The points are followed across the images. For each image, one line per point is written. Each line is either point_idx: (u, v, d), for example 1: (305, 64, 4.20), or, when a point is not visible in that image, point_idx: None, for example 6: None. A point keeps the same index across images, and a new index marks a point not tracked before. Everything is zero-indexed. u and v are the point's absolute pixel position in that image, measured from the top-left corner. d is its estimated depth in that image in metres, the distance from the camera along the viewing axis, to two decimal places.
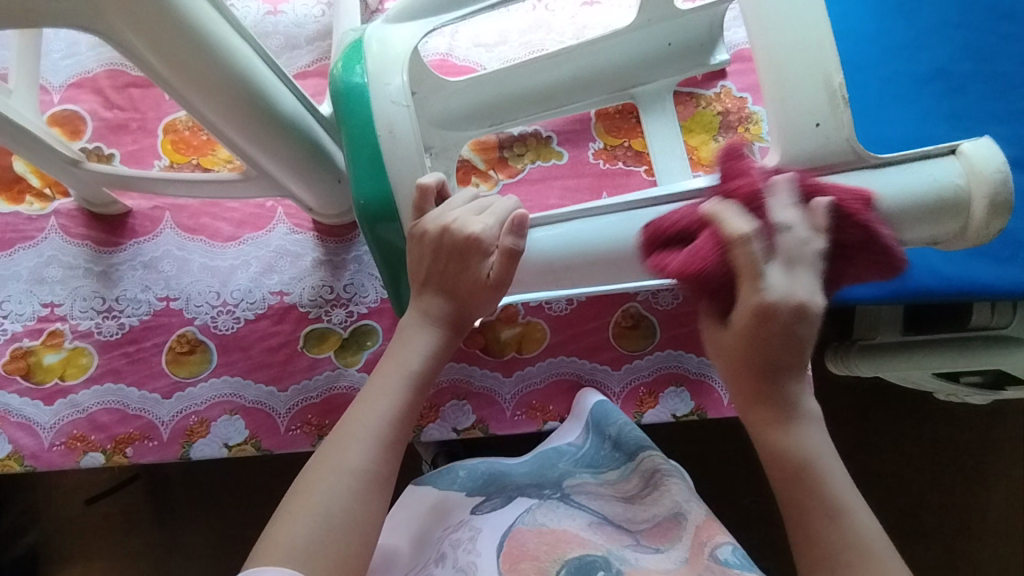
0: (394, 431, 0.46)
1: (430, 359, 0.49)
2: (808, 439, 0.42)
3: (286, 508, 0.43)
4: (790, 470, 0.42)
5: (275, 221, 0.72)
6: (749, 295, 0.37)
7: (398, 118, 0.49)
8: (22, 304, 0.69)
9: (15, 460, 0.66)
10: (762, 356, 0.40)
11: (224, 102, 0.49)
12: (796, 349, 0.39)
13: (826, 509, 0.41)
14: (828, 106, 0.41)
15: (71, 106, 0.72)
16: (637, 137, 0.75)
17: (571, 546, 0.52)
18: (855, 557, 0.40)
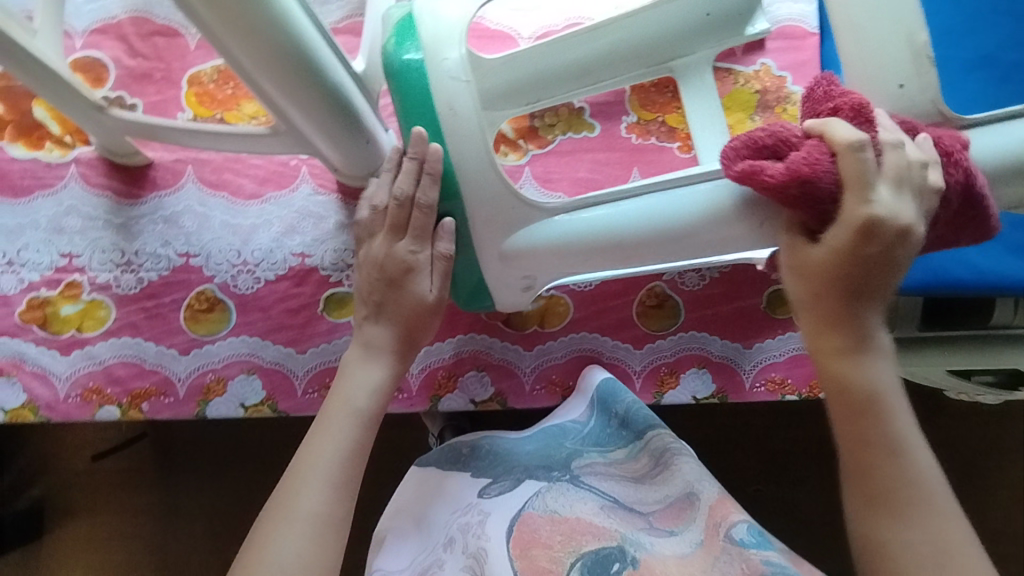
0: (347, 469, 0.48)
1: (375, 394, 0.52)
2: (883, 375, 0.42)
3: (246, 559, 0.45)
4: (860, 402, 0.42)
5: (298, 181, 0.70)
6: (854, 209, 0.38)
7: (458, 95, 0.46)
8: (40, 253, 0.68)
9: (30, 410, 0.65)
10: (850, 273, 0.39)
11: (262, 51, 0.47)
12: (885, 265, 0.39)
13: (880, 440, 0.41)
14: (912, 64, 0.40)
15: (94, 52, 0.70)
16: (672, 112, 0.73)
17: (585, 538, 0.52)
18: (899, 495, 0.41)
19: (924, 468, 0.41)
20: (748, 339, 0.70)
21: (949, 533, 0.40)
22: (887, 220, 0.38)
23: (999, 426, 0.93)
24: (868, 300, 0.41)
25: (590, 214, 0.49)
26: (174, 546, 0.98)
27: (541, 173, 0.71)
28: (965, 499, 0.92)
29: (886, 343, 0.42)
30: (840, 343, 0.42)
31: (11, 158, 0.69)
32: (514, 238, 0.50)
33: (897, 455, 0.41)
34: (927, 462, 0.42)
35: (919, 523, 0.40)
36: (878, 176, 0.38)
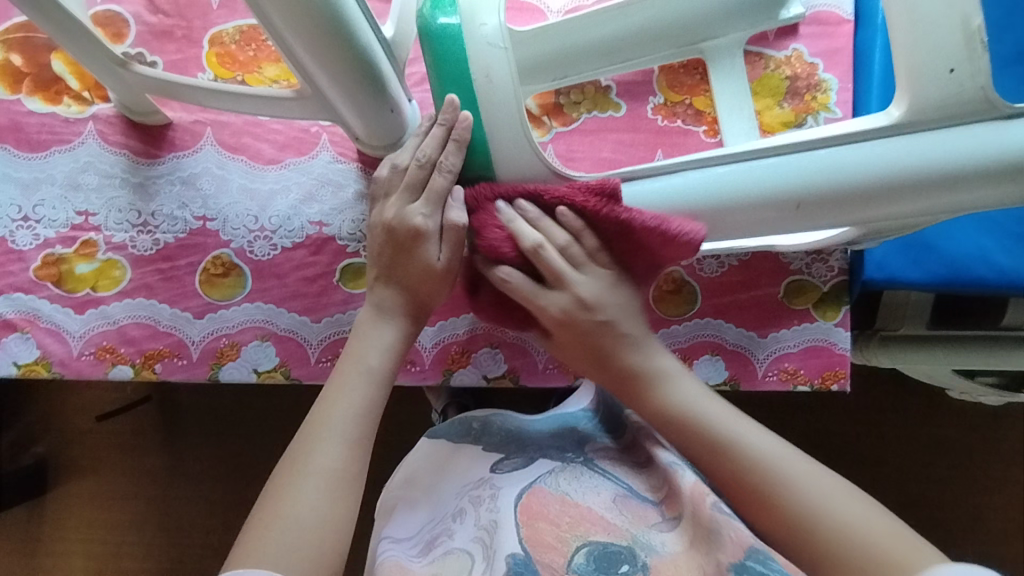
0: (360, 427, 0.48)
1: (388, 353, 0.52)
2: (670, 395, 0.51)
3: (259, 516, 0.44)
4: (709, 446, 0.49)
5: (318, 148, 0.69)
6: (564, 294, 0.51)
7: (495, 63, 0.45)
8: (55, 210, 0.67)
9: (43, 366, 0.65)
10: (585, 341, 0.52)
11: (294, 9, 0.46)
12: (602, 333, 0.52)
13: (753, 475, 0.47)
14: (964, 49, 0.39)
15: (114, 7, 0.69)
16: (700, 95, 0.72)
17: (594, 528, 0.49)
18: (803, 523, 0.45)
19: (801, 476, 0.46)
20: (764, 328, 0.70)
21: (861, 530, 0.43)
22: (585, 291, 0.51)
23: (1001, 426, 0.94)
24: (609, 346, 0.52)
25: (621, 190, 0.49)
26: (176, 507, 0.99)
27: (564, 151, 0.70)
28: (964, 496, 0.93)
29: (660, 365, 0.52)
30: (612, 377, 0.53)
31: (28, 111, 0.68)
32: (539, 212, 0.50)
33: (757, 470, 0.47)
34: (800, 477, 0.46)
35: (837, 543, 0.43)
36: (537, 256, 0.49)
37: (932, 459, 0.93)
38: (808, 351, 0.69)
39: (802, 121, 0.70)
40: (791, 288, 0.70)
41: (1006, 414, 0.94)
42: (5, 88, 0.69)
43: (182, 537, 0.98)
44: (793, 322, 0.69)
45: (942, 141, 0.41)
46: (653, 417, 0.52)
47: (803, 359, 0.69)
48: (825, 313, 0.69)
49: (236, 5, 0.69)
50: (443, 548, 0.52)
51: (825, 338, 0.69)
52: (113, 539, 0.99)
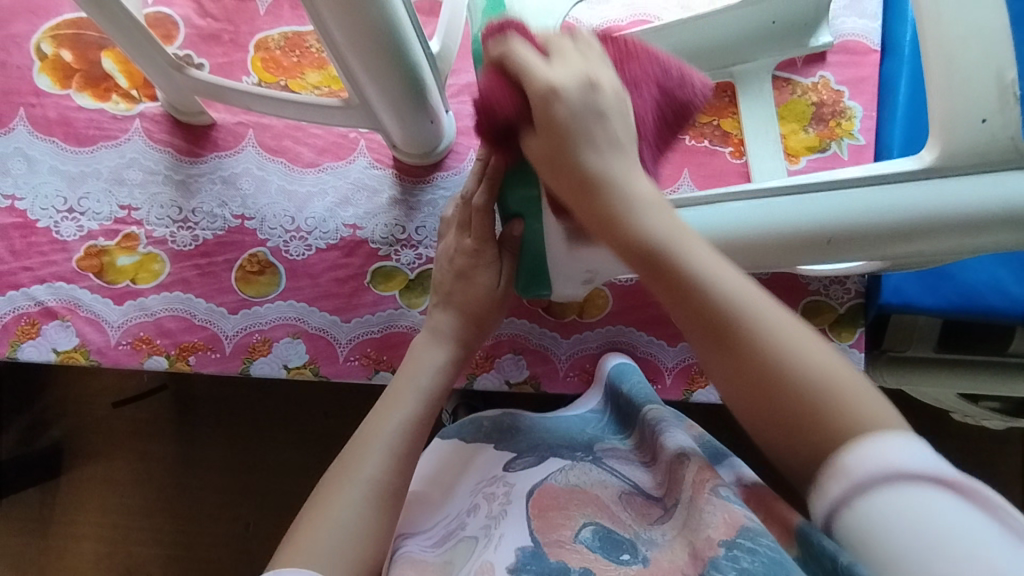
0: (407, 444, 0.50)
1: (438, 375, 0.55)
2: (651, 223, 0.38)
3: (305, 518, 0.46)
4: (675, 277, 0.37)
5: (356, 153, 0.72)
6: (536, 79, 0.40)
7: None
8: (100, 203, 0.69)
9: (81, 353, 0.67)
10: (560, 125, 0.40)
11: (355, 25, 0.48)
12: (582, 114, 0.40)
13: (714, 314, 0.36)
14: (997, 103, 0.42)
15: (165, 9, 0.71)
16: (727, 117, 0.74)
17: (599, 514, 0.50)
18: (792, 383, 0.33)
19: (763, 310, 0.35)
20: None
21: (847, 393, 0.33)
22: (563, 91, 0.40)
23: (1000, 451, 0.96)
24: (579, 145, 0.40)
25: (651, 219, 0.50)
26: (190, 495, 1.01)
27: None
28: None
29: (644, 190, 0.40)
30: (558, 168, 0.41)
31: (77, 106, 0.71)
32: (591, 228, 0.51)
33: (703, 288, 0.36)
34: (772, 317, 0.35)
35: (803, 407, 0.33)
36: (546, 61, 0.41)
37: None
38: None
39: (825, 146, 0.72)
40: (809, 308, 0.72)
41: (1005, 438, 0.95)
42: (55, 83, 0.71)
43: (193, 525, 1.00)
44: None
45: (971, 186, 0.43)
46: (624, 248, 0.39)
47: None
48: (841, 335, 0.71)
49: (282, 11, 0.71)
50: (456, 539, 0.53)
51: None
52: (126, 524, 1.01)
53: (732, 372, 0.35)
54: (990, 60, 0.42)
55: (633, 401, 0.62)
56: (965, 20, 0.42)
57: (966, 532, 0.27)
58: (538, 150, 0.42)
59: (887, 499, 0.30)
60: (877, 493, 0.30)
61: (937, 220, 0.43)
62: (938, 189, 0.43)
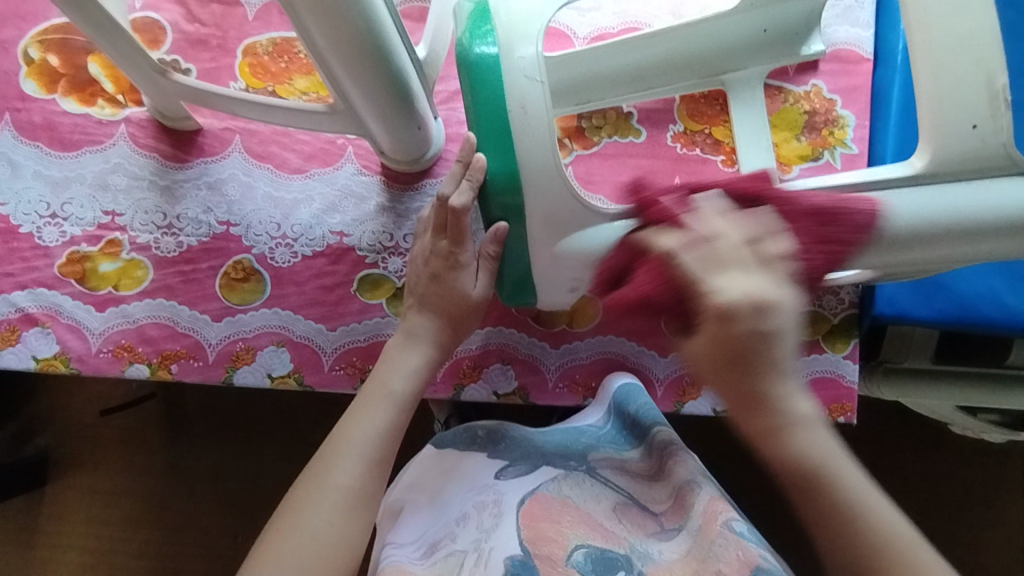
0: (380, 449, 0.50)
1: (412, 378, 0.54)
2: (805, 443, 0.40)
3: (276, 525, 0.47)
4: (825, 511, 0.41)
5: (343, 160, 0.71)
6: (708, 298, 0.36)
7: (530, 94, 0.46)
8: (83, 208, 0.68)
9: (61, 361, 0.66)
10: (730, 353, 0.37)
11: (337, 28, 0.48)
12: (752, 348, 0.37)
13: (850, 546, 0.40)
14: (988, 108, 0.41)
15: (152, 14, 0.70)
16: (719, 125, 0.73)
17: (591, 533, 0.49)
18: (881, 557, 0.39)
19: (890, 531, 0.40)
20: None
21: None
22: (742, 301, 0.36)
23: (1001, 465, 0.94)
24: (762, 372, 0.38)
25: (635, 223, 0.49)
26: (176, 507, 0.99)
27: (583, 174, 0.72)
28: (962, 534, 0.93)
29: (802, 390, 0.41)
30: (730, 387, 0.39)
31: (62, 111, 0.70)
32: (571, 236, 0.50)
33: (850, 520, 0.40)
34: (903, 540, 0.40)
35: None
36: (718, 266, 0.37)
37: (932, 495, 0.93)
38: (816, 382, 0.69)
39: (818, 155, 0.71)
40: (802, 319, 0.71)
41: (1005, 452, 0.94)
42: (41, 87, 0.70)
43: (180, 537, 0.99)
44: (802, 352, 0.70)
45: (965, 191, 0.42)
46: (784, 477, 0.41)
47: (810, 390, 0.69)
48: (835, 346, 0.70)
49: (271, 17, 0.71)
50: (444, 551, 0.52)
51: (832, 370, 0.69)
52: (112, 536, 0.99)
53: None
54: (979, 64, 0.41)
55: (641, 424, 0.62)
56: (953, 25, 0.42)
57: None
58: (716, 377, 0.39)
59: None
60: None
61: (940, 228, 0.43)
62: (946, 196, 0.42)
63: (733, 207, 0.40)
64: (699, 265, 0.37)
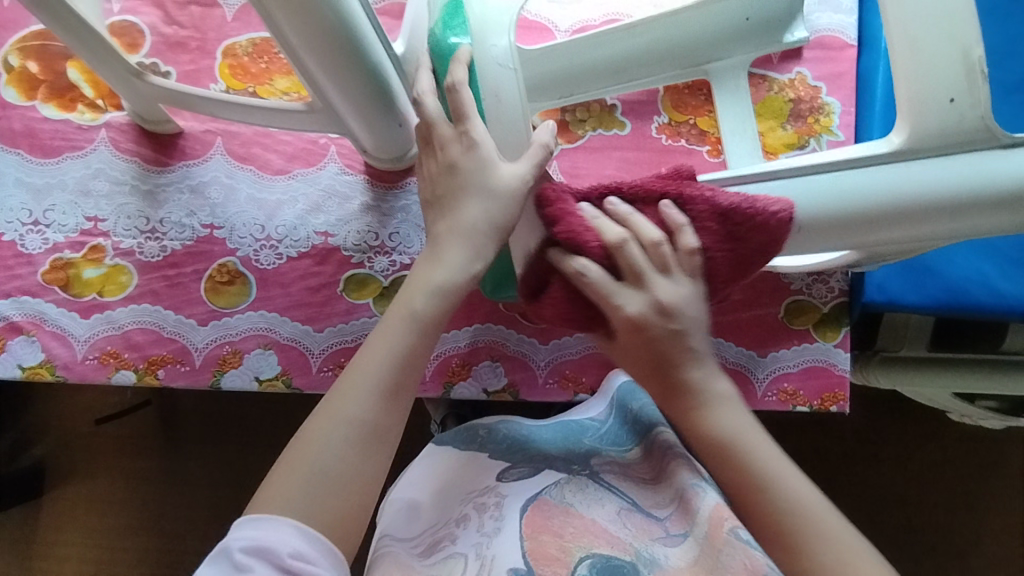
0: (394, 379, 0.47)
1: (435, 300, 0.49)
2: (723, 419, 0.49)
3: (289, 456, 0.46)
4: (750, 486, 0.48)
5: (326, 159, 0.70)
6: (616, 315, 0.47)
7: (505, 84, 0.44)
8: (65, 215, 0.68)
9: (47, 369, 0.65)
10: (647, 352, 0.48)
11: (309, 24, 0.47)
12: (666, 340, 0.48)
13: (773, 520, 0.47)
14: (965, 85, 0.41)
15: (131, 18, 0.70)
16: (704, 116, 0.73)
17: (597, 541, 0.49)
18: (783, 528, 0.46)
19: (802, 501, 0.47)
20: (764, 347, 0.70)
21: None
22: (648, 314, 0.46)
23: (999, 451, 0.93)
24: (674, 365, 0.49)
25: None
26: (172, 514, 0.99)
27: (568, 167, 0.71)
28: (963, 521, 0.93)
29: (722, 389, 0.50)
30: (643, 366, 0.49)
31: (42, 117, 0.70)
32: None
33: (765, 494, 0.47)
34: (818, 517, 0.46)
35: None
36: (619, 281, 0.47)
37: (931, 482, 0.93)
38: (807, 372, 0.69)
39: (804, 143, 0.71)
40: (792, 308, 0.70)
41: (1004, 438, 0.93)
42: (20, 94, 0.70)
43: (177, 543, 0.98)
44: (792, 342, 0.70)
45: (943, 168, 0.42)
46: (701, 447, 0.50)
47: (802, 379, 0.69)
48: (825, 334, 0.70)
49: (250, 17, 0.70)
50: (444, 552, 0.51)
51: (824, 359, 0.69)
52: (110, 544, 0.98)
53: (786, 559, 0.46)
54: (955, 40, 0.41)
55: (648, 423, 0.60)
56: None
57: None
58: (636, 367, 0.50)
59: None
60: None
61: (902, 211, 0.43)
62: (890, 176, 0.43)
63: (640, 210, 0.47)
64: (608, 279, 0.46)
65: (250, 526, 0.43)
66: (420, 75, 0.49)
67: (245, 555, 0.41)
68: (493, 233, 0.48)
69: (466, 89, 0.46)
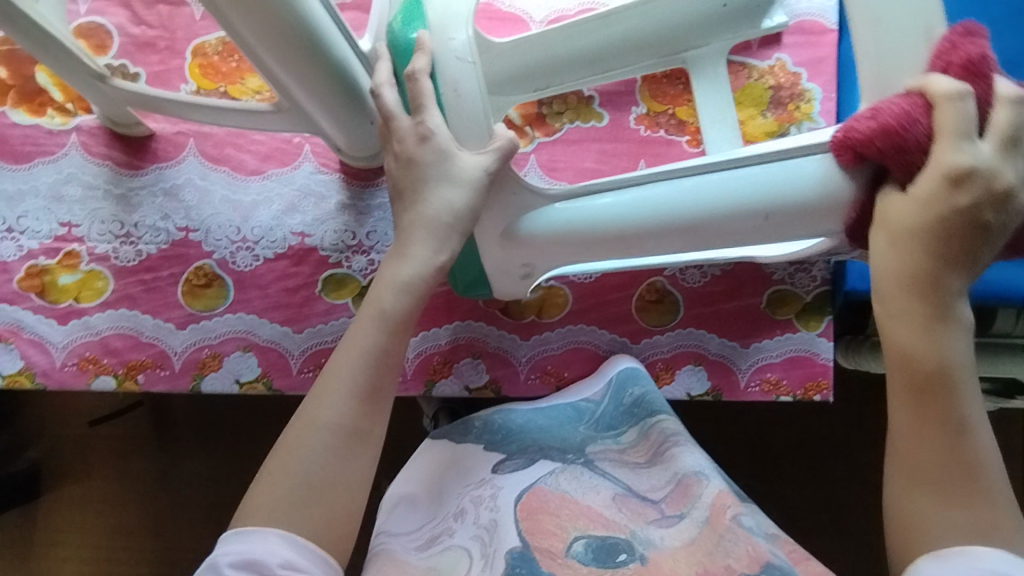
0: (371, 380, 0.47)
1: (405, 299, 0.48)
2: (955, 350, 0.41)
3: (270, 467, 0.45)
4: (942, 404, 0.41)
5: (301, 158, 0.70)
6: (946, 153, 0.38)
7: (462, 76, 0.44)
8: (39, 221, 0.67)
9: (26, 376, 0.65)
10: (937, 236, 0.39)
11: (266, 25, 0.46)
12: (973, 231, 0.39)
13: (950, 462, 0.41)
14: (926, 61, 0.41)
15: (97, 18, 0.69)
16: (683, 105, 0.72)
17: (592, 523, 0.49)
18: (955, 459, 0.41)
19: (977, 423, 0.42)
20: (746, 338, 0.69)
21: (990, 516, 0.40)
22: (988, 178, 0.38)
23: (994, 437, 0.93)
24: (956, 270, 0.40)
25: (590, 202, 0.49)
26: (168, 514, 0.99)
27: (547, 162, 0.70)
28: None
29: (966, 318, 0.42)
30: (903, 292, 0.41)
31: (12, 123, 0.69)
32: (527, 219, 0.50)
33: (963, 430, 0.41)
34: (981, 429, 0.42)
35: (959, 494, 0.41)
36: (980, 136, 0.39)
37: None
38: (791, 361, 0.69)
39: (785, 131, 0.70)
40: (774, 298, 0.70)
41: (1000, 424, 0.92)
42: None
43: (174, 542, 0.98)
44: (775, 332, 0.69)
45: None
46: (904, 367, 0.42)
47: (786, 369, 0.69)
48: (809, 324, 0.69)
49: None
50: (443, 545, 0.50)
51: (808, 349, 0.69)
52: (108, 545, 0.99)
53: (912, 462, 0.42)
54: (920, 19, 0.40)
55: (644, 410, 0.60)
56: None
57: None
58: (901, 269, 0.41)
59: None
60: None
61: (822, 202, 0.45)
62: (798, 170, 0.44)
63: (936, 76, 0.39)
64: (969, 122, 0.38)
65: (236, 541, 0.43)
66: (377, 67, 0.49)
67: (234, 570, 0.41)
68: (458, 231, 0.48)
69: (427, 79, 0.45)
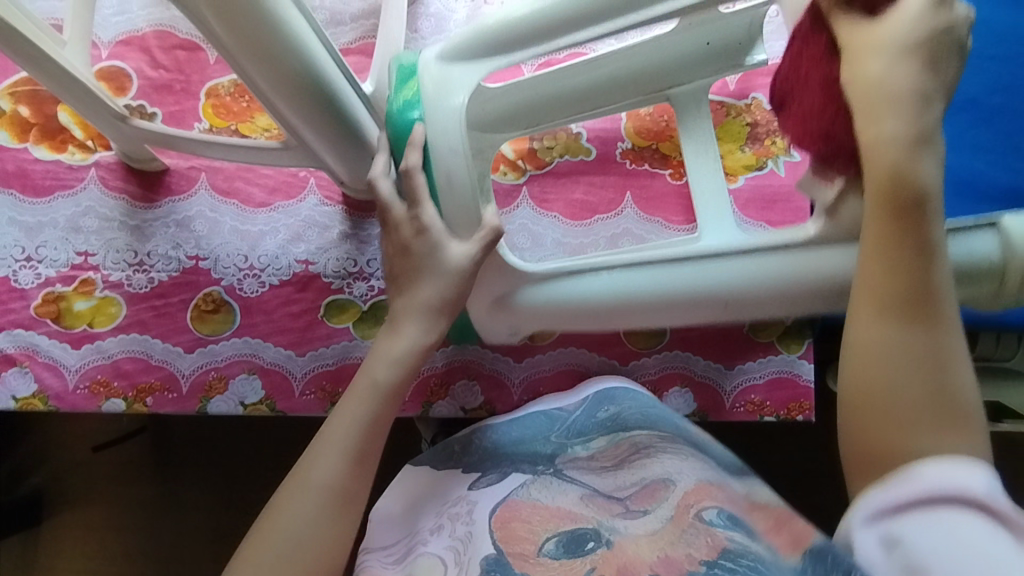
0: (361, 445, 0.51)
1: (396, 371, 0.53)
2: (923, 190, 0.46)
3: (262, 523, 0.49)
4: (910, 250, 0.46)
5: (306, 192, 0.74)
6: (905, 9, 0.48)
7: (455, 168, 0.52)
8: (57, 250, 0.71)
9: (40, 399, 0.68)
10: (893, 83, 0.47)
11: (276, 72, 0.51)
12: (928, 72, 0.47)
13: (913, 299, 0.46)
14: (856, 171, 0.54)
15: (118, 62, 0.74)
16: (666, 140, 0.77)
17: (561, 522, 0.51)
18: (918, 300, 0.45)
19: (940, 282, 0.46)
20: (731, 360, 0.73)
21: (943, 359, 0.45)
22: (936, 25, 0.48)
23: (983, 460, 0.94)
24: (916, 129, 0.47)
25: (581, 281, 0.60)
26: (168, 539, 1.00)
27: (538, 194, 0.75)
28: None
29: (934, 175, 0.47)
30: (875, 127, 0.47)
31: (34, 158, 0.73)
32: (526, 292, 0.60)
33: (924, 274, 0.46)
34: (945, 286, 0.46)
35: (913, 335, 0.45)
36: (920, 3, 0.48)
37: None
38: (773, 382, 0.72)
39: (762, 164, 0.75)
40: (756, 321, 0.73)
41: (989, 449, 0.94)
42: (13, 137, 0.74)
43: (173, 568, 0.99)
44: (758, 354, 0.72)
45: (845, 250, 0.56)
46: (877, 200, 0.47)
47: (768, 390, 0.71)
48: (790, 347, 0.72)
49: None
50: (416, 554, 0.53)
51: (789, 370, 0.72)
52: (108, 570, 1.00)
53: (877, 297, 0.46)
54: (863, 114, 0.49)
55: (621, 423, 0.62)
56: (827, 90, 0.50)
57: (988, 551, 0.38)
58: (862, 120, 0.48)
59: (927, 520, 0.40)
60: (919, 511, 0.40)
61: (764, 285, 0.58)
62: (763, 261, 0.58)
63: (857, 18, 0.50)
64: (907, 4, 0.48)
65: None
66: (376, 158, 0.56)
67: None
68: None
69: (419, 174, 0.52)
